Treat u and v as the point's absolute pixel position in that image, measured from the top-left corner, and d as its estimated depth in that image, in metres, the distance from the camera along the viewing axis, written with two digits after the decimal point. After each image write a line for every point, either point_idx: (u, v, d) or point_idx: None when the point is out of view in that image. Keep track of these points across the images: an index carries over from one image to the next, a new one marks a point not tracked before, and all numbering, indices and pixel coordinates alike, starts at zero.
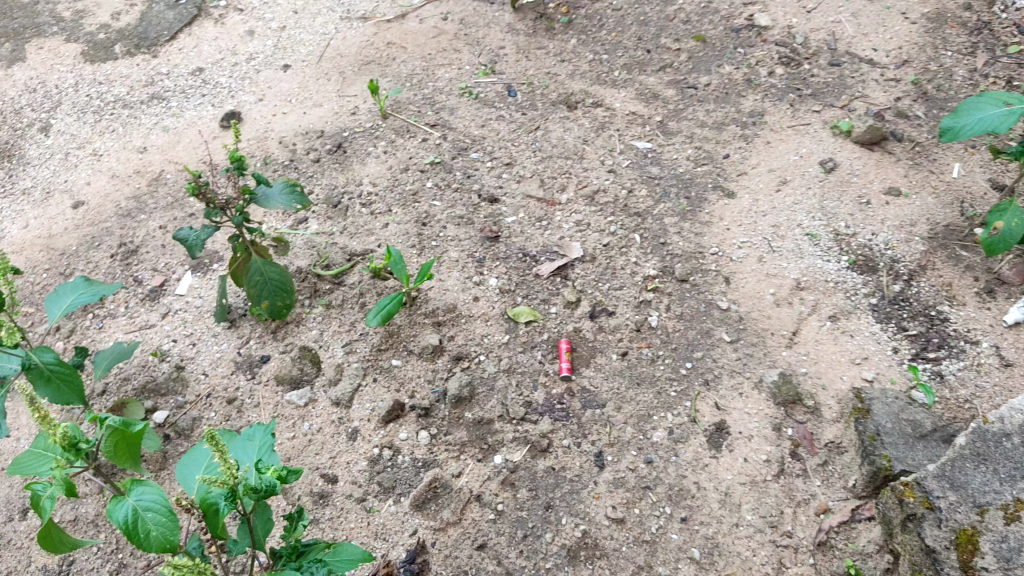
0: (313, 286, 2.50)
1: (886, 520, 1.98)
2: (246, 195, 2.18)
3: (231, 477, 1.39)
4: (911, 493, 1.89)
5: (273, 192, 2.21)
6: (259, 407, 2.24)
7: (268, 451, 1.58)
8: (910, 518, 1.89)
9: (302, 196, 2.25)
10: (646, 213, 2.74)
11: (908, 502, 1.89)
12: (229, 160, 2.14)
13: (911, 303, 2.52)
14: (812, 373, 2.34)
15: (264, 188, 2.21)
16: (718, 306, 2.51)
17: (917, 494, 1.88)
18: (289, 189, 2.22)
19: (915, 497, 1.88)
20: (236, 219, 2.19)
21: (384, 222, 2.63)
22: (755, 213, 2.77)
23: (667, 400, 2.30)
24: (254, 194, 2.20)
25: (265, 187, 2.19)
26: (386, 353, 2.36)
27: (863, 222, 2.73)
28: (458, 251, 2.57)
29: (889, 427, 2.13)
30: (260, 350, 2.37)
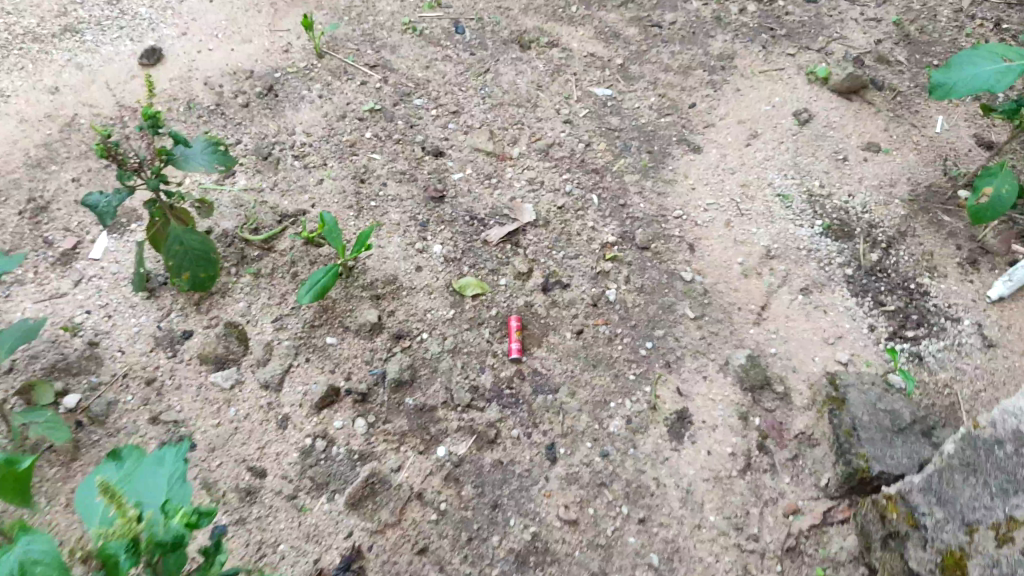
0: (240, 252, 2.19)
1: (863, 533, 1.92)
2: (162, 156, 1.87)
3: (129, 532, 1.10)
4: (895, 508, 1.82)
5: (192, 152, 1.91)
6: (182, 390, 1.99)
7: (180, 480, 1.27)
8: (892, 535, 1.81)
9: (225, 156, 1.96)
10: (605, 170, 2.50)
11: (891, 519, 1.82)
12: (143, 115, 1.81)
13: (889, 275, 2.38)
14: (782, 353, 2.22)
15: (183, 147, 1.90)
16: (681, 277, 2.31)
17: (902, 509, 1.81)
18: (211, 149, 1.93)
19: (898, 514, 1.80)
20: (153, 183, 1.87)
21: (317, 176, 2.35)
22: (724, 170, 2.54)
23: (625, 385, 2.13)
24: (172, 155, 1.89)
25: (185, 147, 1.88)
26: (319, 330, 2.10)
27: (838, 182, 2.53)
28: (400, 214, 2.30)
29: (866, 420, 2.05)
30: (182, 325, 2.08)
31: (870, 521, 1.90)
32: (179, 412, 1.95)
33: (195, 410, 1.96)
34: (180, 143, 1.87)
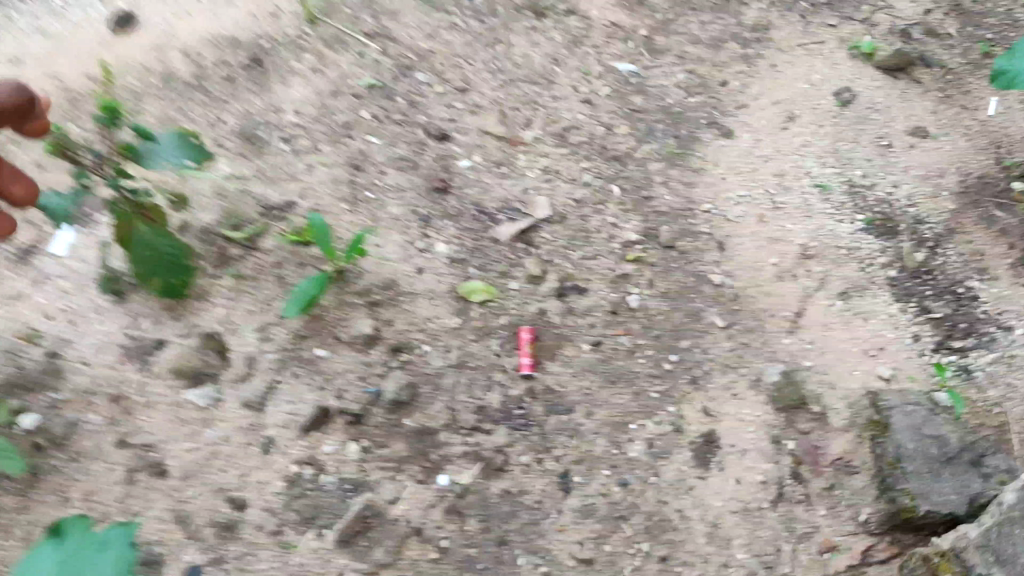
0: (220, 250, 1.94)
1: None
2: (126, 151, 1.62)
3: None
4: (949, 569, 1.62)
5: (161, 146, 1.65)
6: (152, 408, 1.74)
7: None
8: None
9: (200, 150, 1.68)
10: (627, 157, 2.31)
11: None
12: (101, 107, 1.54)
13: (936, 278, 2.17)
14: (819, 368, 2.01)
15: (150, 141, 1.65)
16: (710, 280, 2.12)
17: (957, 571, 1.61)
18: (182, 143, 1.67)
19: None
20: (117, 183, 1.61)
21: (308, 162, 2.11)
22: (757, 158, 2.34)
23: (647, 405, 1.94)
24: (136, 151, 1.64)
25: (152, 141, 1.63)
26: (308, 340, 1.88)
27: (883, 169, 2.35)
28: (400, 207, 2.09)
29: (911, 449, 1.85)
30: (154, 331, 1.83)
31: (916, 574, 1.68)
32: (149, 436, 1.71)
33: (167, 433, 1.72)
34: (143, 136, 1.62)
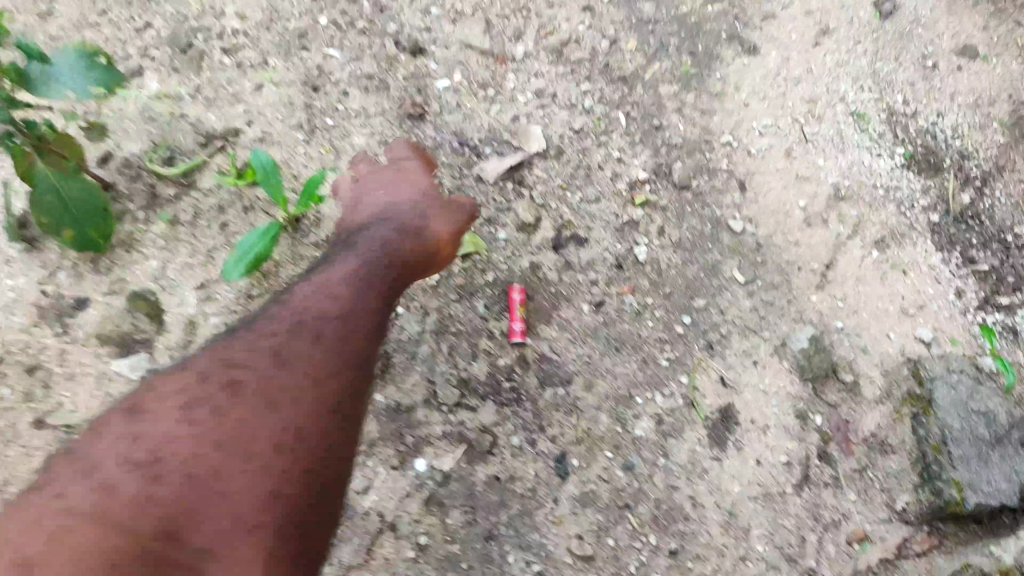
0: (148, 189, 1.67)
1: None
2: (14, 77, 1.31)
3: None
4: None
5: (57, 70, 1.36)
6: (76, 381, 1.52)
7: None
8: None
9: (108, 73, 1.42)
10: (634, 78, 1.99)
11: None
12: None
13: (983, 223, 1.91)
14: (850, 329, 1.75)
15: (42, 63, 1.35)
16: (728, 227, 1.85)
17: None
18: (83, 64, 1.38)
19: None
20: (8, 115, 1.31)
21: (254, 81, 1.81)
22: (786, 80, 2.02)
23: (656, 375, 1.70)
24: (26, 76, 1.34)
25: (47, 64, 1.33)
26: (257, 301, 1.62)
27: (927, 96, 2.03)
28: (366, 136, 1.81)
29: (958, 431, 1.62)
30: (74, 289, 1.58)
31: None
32: (73, 413, 1.50)
33: (95, 410, 1.51)
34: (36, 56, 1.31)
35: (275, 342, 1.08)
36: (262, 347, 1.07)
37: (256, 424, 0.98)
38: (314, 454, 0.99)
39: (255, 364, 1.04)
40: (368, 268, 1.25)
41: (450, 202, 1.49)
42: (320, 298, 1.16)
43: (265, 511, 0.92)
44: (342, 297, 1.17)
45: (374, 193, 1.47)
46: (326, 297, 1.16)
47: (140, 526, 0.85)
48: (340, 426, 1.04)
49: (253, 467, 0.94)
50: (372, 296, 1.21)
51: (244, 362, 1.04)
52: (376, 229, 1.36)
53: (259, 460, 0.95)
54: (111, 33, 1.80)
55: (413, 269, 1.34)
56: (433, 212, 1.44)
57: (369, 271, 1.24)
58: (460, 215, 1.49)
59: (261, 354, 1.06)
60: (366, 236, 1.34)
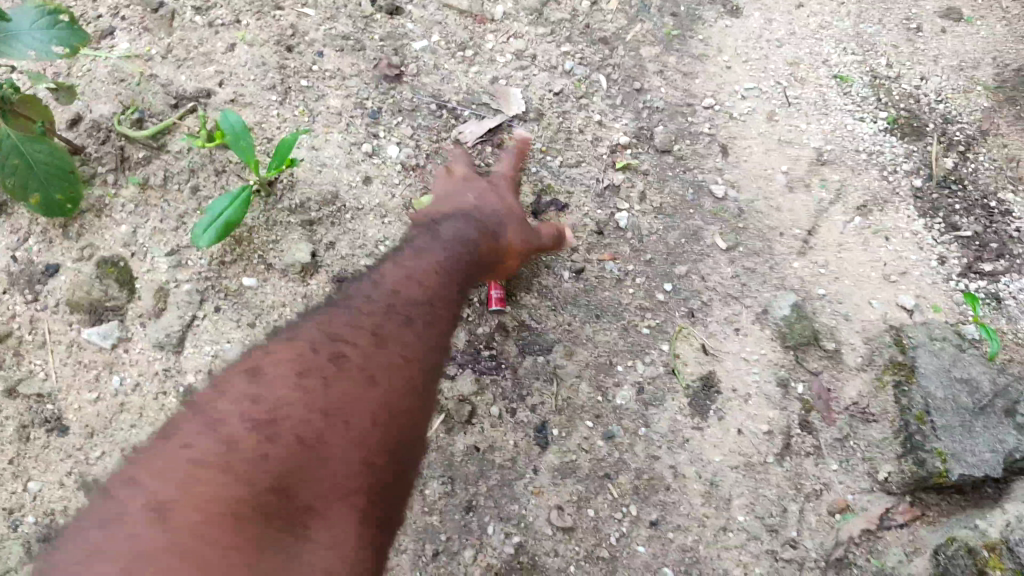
0: (118, 152, 1.62)
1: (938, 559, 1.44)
2: None
3: None
4: (1002, 566, 1.36)
5: (19, 27, 1.34)
6: (47, 349, 1.50)
7: None
8: None
9: (71, 31, 1.38)
10: (616, 39, 1.96)
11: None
12: None
13: (965, 187, 1.85)
14: (832, 296, 1.73)
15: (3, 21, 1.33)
16: (710, 192, 1.82)
17: (1010, 569, 1.35)
18: (45, 21, 1.36)
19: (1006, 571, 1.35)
20: None
21: (227, 41, 1.74)
22: (768, 42, 2.00)
23: (637, 343, 1.69)
24: None
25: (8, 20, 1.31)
26: (233, 267, 1.57)
27: (911, 60, 2.00)
28: (342, 98, 1.75)
29: (941, 399, 1.58)
30: (45, 256, 1.55)
31: (957, 566, 1.40)
32: (45, 382, 1.48)
33: (66, 379, 1.49)
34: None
35: (350, 353, 1.07)
36: (314, 362, 1.03)
37: (328, 436, 0.95)
38: (383, 472, 0.98)
39: (303, 385, 1.00)
40: (447, 263, 1.31)
41: (530, 228, 1.51)
42: (399, 298, 1.19)
43: (355, 477, 0.95)
44: (420, 304, 1.21)
45: (480, 180, 1.51)
46: (400, 304, 1.19)
47: (243, 496, 0.86)
48: (398, 439, 1.02)
49: (331, 470, 0.94)
50: (446, 301, 1.25)
51: (331, 371, 1.03)
52: (461, 218, 1.40)
53: (338, 450, 0.95)
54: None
55: (489, 268, 1.41)
56: (512, 227, 1.46)
57: (447, 272, 1.30)
58: (534, 240, 1.52)
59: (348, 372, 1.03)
60: (451, 224, 1.39)
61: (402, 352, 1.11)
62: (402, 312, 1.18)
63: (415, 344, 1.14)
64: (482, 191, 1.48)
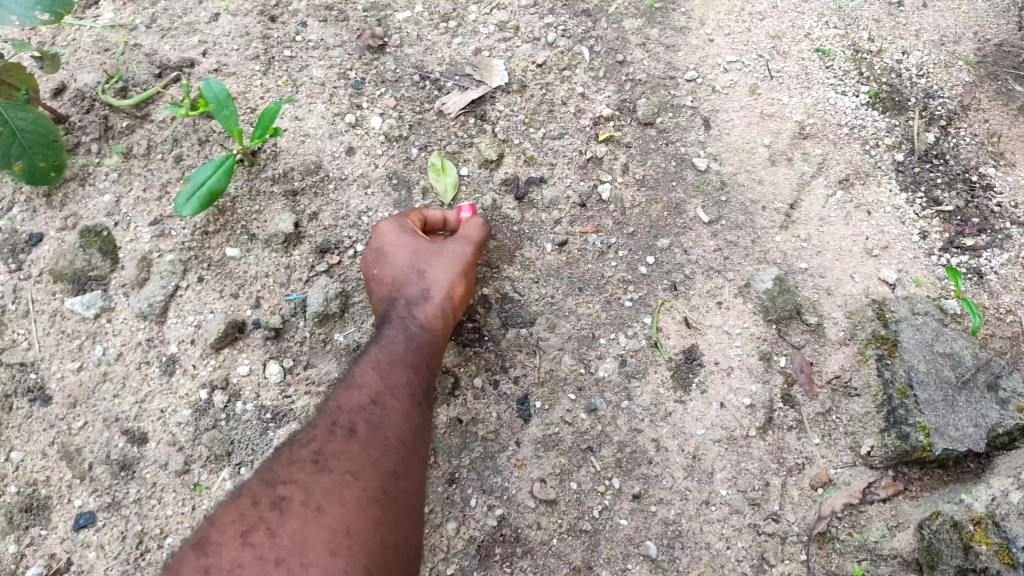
0: (101, 121, 1.62)
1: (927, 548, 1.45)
2: None
3: None
4: (987, 539, 1.37)
5: None
6: (30, 318, 1.50)
7: None
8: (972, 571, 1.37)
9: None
10: (598, 12, 1.97)
11: (978, 553, 1.37)
12: None
13: (948, 162, 1.86)
14: (814, 270, 1.74)
15: None
16: (693, 165, 1.82)
17: (994, 542, 1.37)
18: None
19: (989, 545, 1.37)
20: None
21: (211, 11, 1.76)
22: (750, 15, 2.02)
23: (620, 315, 1.69)
24: None
25: None
26: (216, 237, 1.56)
27: (892, 34, 2.03)
28: (325, 69, 1.74)
29: (924, 373, 1.58)
30: (28, 225, 1.55)
31: (943, 540, 1.43)
32: (28, 351, 1.49)
33: (48, 348, 1.49)
34: None
35: (288, 501, 1.09)
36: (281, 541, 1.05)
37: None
38: None
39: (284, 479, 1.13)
40: (383, 367, 1.31)
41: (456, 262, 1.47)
42: (341, 412, 1.22)
43: None
44: (357, 439, 1.19)
45: (400, 257, 1.46)
46: (329, 456, 1.16)
47: None
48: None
49: None
50: (389, 419, 1.24)
51: (275, 511, 1.08)
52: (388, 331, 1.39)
53: None
54: None
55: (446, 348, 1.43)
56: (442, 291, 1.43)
57: (384, 387, 1.27)
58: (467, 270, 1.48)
59: (301, 460, 1.15)
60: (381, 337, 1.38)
61: (348, 508, 1.10)
62: (338, 453, 1.17)
63: (352, 499, 1.11)
64: (412, 269, 1.45)
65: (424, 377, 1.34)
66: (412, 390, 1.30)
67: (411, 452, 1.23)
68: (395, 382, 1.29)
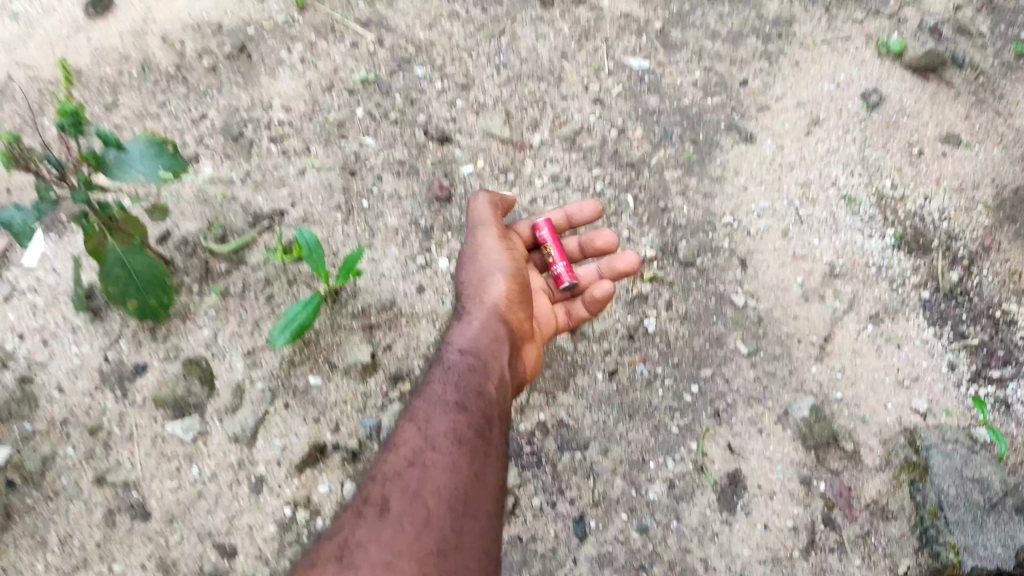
0: (202, 266, 1.79)
1: None
2: (90, 160, 1.37)
3: None
4: None
5: (129, 154, 1.42)
6: (134, 441, 1.63)
7: None
8: None
9: (174, 158, 1.46)
10: (641, 164, 2.16)
11: None
12: (58, 113, 1.29)
13: (972, 299, 2.11)
14: (849, 400, 1.91)
15: (116, 148, 1.41)
16: (732, 301, 2.00)
17: None
18: (154, 150, 1.44)
19: None
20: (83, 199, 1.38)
21: (299, 167, 1.95)
22: (781, 165, 2.22)
23: (667, 441, 1.83)
24: (102, 161, 1.40)
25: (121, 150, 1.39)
26: (301, 366, 1.73)
27: (913, 181, 2.27)
28: (398, 217, 1.94)
29: (952, 496, 1.76)
30: (134, 356, 1.69)
31: None
32: (131, 471, 1.61)
33: (150, 469, 1.61)
34: (112, 143, 1.37)
35: None
36: None
37: None
38: None
39: None
40: (426, 413, 1.49)
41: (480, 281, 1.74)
42: (381, 493, 1.35)
43: None
44: (392, 516, 1.31)
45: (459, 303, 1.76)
46: (360, 545, 1.26)
47: None
48: None
49: None
50: (431, 479, 1.37)
51: None
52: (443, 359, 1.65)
53: None
54: (169, 123, 1.94)
55: (493, 351, 1.63)
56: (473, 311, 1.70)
57: (423, 445, 1.42)
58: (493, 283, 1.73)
59: (336, 551, 1.26)
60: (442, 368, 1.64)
61: None
62: (371, 540, 1.27)
63: None
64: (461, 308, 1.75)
65: (473, 409, 1.50)
66: (454, 420, 1.47)
67: (460, 513, 1.34)
68: (435, 436, 1.44)
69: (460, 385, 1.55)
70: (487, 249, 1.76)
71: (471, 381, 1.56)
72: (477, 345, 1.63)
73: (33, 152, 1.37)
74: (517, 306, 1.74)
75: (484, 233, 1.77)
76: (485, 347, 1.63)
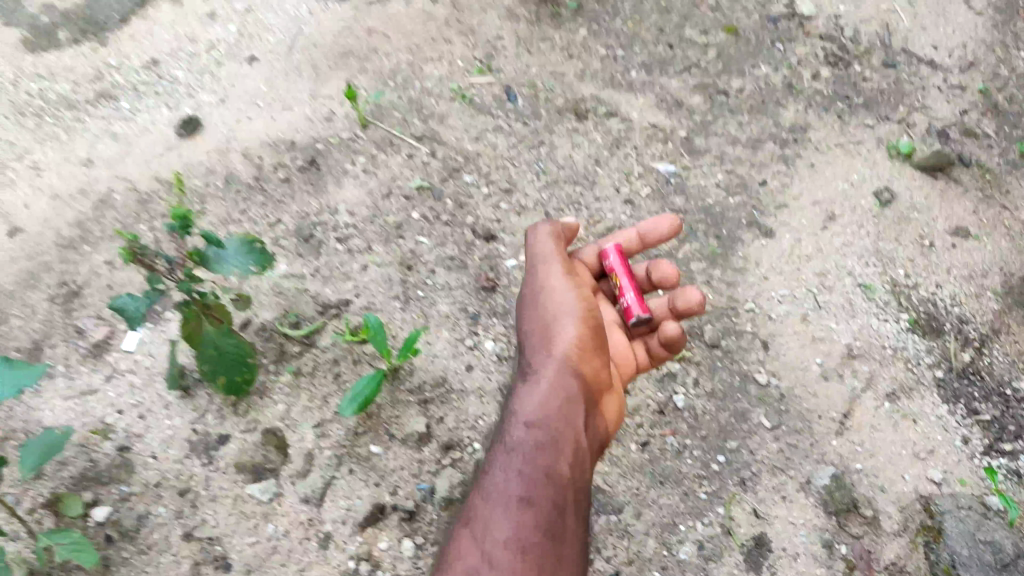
0: (277, 348, 2.02)
1: None
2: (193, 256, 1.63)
3: None
4: None
5: (226, 252, 1.67)
6: (217, 501, 1.81)
7: None
8: None
9: (262, 253, 1.71)
10: (668, 257, 2.39)
11: None
12: (171, 217, 1.55)
13: (984, 379, 2.32)
14: (868, 470, 2.08)
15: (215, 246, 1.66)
16: (755, 379, 2.19)
17: None
18: (246, 247, 1.69)
19: None
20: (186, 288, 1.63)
21: (362, 263, 2.20)
22: (800, 257, 2.45)
23: (696, 505, 2.00)
24: (203, 256, 1.65)
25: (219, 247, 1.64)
26: (365, 436, 1.96)
27: (925, 270, 2.50)
28: (449, 306, 2.20)
29: (966, 556, 1.96)
30: (218, 427, 1.90)
31: None
32: (215, 527, 1.79)
33: (231, 525, 1.80)
34: (213, 242, 1.62)
35: None
36: None
37: None
38: None
39: None
40: (495, 500, 1.66)
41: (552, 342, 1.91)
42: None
43: None
44: None
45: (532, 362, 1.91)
46: None
47: None
48: None
49: None
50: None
51: None
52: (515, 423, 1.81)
53: None
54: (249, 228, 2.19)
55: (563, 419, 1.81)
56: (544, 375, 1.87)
57: (485, 556, 1.57)
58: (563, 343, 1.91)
59: None
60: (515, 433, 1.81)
61: None
62: None
63: None
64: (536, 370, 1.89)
65: (538, 505, 1.66)
66: (518, 514, 1.64)
67: None
68: (497, 542, 1.59)
69: (526, 468, 1.70)
70: (559, 302, 1.95)
71: (537, 467, 1.71)
72: (548, 413, 1.80)
73: (146, 250, 1.63)
74: (588, 360, 1.92)
75: (552, 272, 1.97)
76: (557, 416, 1.80)
